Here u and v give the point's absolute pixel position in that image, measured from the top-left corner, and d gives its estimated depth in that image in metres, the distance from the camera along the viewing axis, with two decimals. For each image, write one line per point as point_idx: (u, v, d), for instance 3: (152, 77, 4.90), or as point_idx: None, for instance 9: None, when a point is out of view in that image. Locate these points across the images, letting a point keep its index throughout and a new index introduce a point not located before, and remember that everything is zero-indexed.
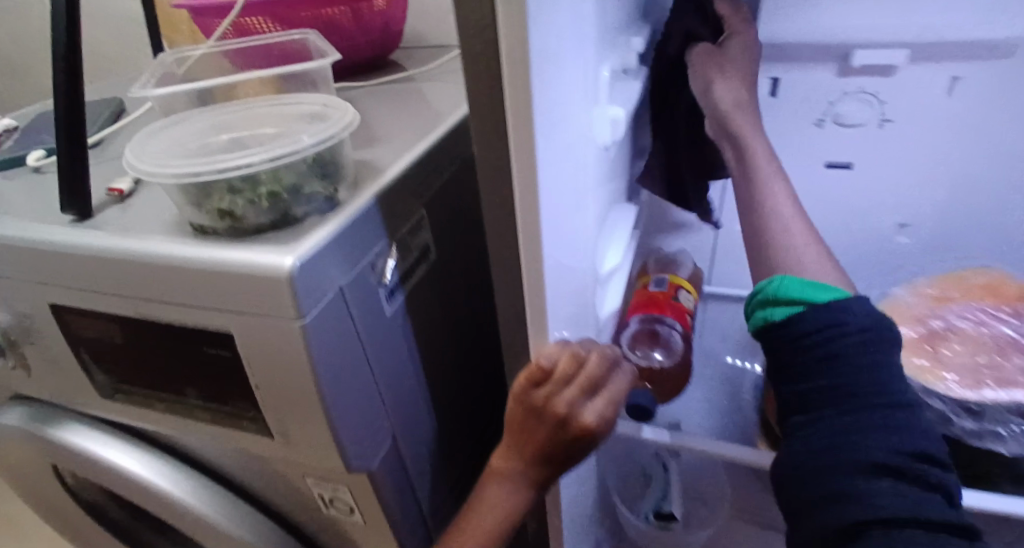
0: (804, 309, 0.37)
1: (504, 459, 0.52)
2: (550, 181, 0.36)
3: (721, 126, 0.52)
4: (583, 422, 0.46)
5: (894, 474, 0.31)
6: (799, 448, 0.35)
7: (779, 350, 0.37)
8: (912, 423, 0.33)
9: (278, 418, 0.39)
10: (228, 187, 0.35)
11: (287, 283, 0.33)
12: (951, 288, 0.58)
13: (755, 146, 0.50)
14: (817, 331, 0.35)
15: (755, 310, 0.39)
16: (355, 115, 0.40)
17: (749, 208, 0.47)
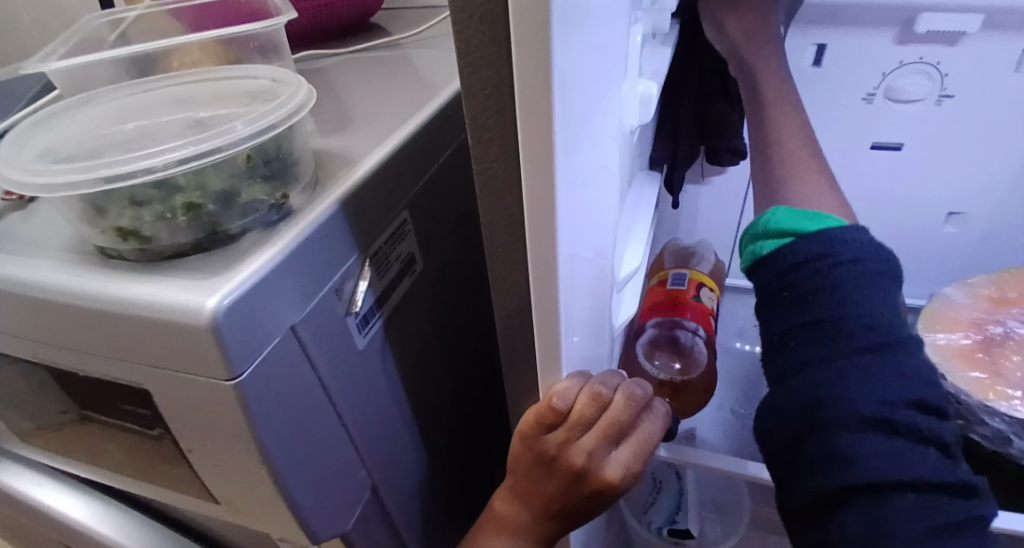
0: (794, 241, 0.34)
1: (506, 505, 0.43)
2: (572, 182, 0.29)
3: (738, 64, 0.45)
4: (604, 474, 0.38)
5: (885, 429, 0.29)
6: (782, 400, 0.32)
7: (769, 288, 0.34)
8: (903, 368, 0.30)
9: (221, 484, 0.32)
10: (132, 198, 0.26)
11: (209, 334, 0.24)
12: (1008, 287, 0.64)
13: (771, 86, 0.42)
14: (805, 261, 0.32)
15: (747, 245, 0.37)
16: (311, 93, 0.31)
17: (762, 159, 0.40)
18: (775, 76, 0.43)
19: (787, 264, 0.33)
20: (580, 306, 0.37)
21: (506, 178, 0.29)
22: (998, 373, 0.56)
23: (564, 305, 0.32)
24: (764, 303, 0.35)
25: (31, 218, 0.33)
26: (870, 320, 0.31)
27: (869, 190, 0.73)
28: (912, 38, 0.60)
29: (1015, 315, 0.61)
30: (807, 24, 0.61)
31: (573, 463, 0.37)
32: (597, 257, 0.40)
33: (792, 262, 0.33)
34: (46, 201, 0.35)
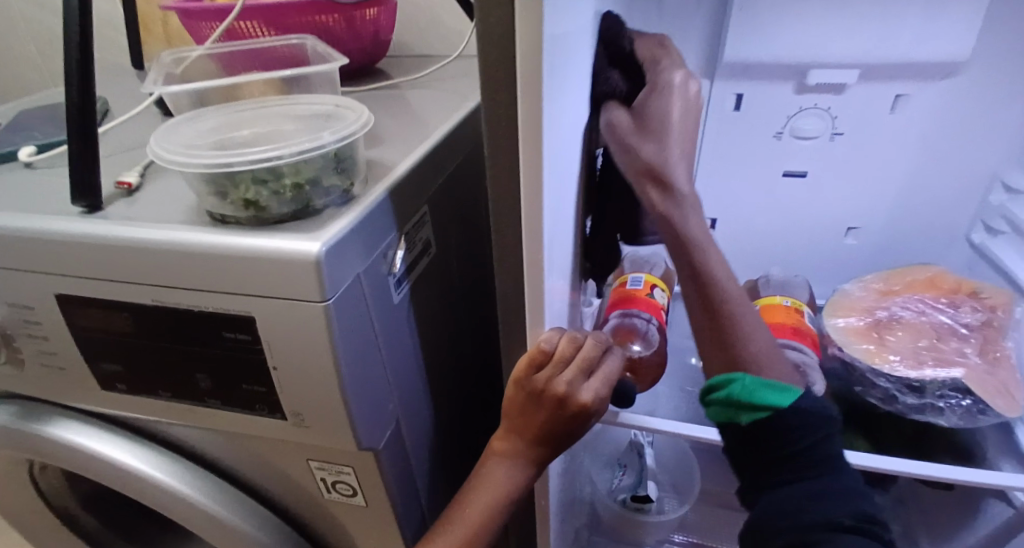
0: (769, 413, 0.46)
1: (504, 440, 0.55)
2: (554, 177, 0.42)
3: (665, 222, 0.48)
4: (580, 401, 0.49)
5: (855, 531, 0.42)
6: (776, 513, 0.44)
7: (756, 441, 0.47)
8: (860, 495, 0.44)
9: (292, 399, 0.42)
10: (255, 178, 0.38)
11: (314, 266, 0.36)
12: (895, 282, 0.79)
13: (705, 245, 0.48)
14: (785, 423, 0.46)
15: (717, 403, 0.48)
16: (369, 114, 0.43)
17: (715, 328, 0.48)
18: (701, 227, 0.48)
19: (775, 424, 0.46)
20: (559, 278, 0.50)
21: (508, 172, 0.42)
22: (882, 344, 0.71)
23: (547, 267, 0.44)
24: (748, 455, 0.48)
25: (140, 203, 0.43)
26: (831, 462, 0.46)
27: (789, 209, 0.89)
28: (807, 88, 0.77)
29: (898, 302, 0.76)
30: (729, 76, 0.78)
31: (558, 393, 0.49)
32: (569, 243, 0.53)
33: (778, 433, 0.46)
34: (145, 192, 0.45)
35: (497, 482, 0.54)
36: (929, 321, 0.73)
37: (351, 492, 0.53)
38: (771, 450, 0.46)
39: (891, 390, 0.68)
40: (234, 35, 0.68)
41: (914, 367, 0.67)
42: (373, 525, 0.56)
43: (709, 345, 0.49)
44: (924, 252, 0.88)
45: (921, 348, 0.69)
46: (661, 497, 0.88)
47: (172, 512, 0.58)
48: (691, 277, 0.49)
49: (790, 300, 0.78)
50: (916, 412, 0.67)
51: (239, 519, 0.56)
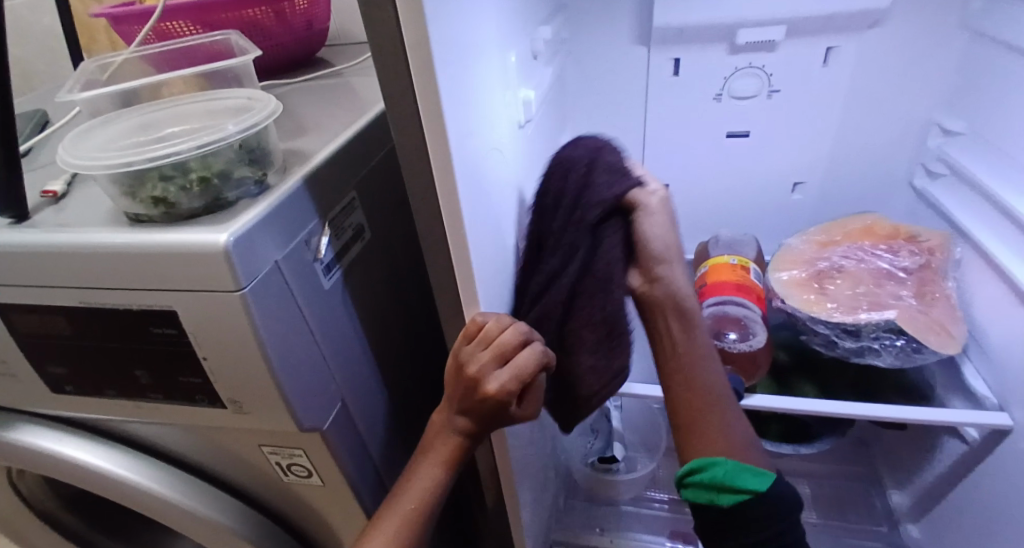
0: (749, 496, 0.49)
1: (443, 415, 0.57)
2: (463, 153, 0.43)
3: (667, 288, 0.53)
4: (487, 387, 0.50)
5: None
6: None
7: (732, 518, 0.50)
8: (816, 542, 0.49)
9: (228, 386, 0.44)
10: (161, 175, 0.39)
11: (225, 258, 0.37)
12: (835, 233, 0.81)
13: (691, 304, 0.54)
14: (762, 501, 0.49)
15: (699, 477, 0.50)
16: (278, 104, 0.44)
17: (700, 383, 0.52)
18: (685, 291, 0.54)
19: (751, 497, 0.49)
20: (489, 252, 0.51)
21: (418, 153, 0.42)
22: (822, 294, 0.73)
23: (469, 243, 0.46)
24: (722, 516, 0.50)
25: (66, 210, 0.44)
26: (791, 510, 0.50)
27: (736, 170, 0.90)
28: (739, 48, 0.78)
29: (838, 252, 0.78)
30: (665, 42, 0.80)
31: (472, 373, 0.50)
32: (498, 220, 0.54)
33: (755, 514, 0.49)
34: (72, 198, 0.46)
35: (436, 457, 0.57)
36: (868, 267, 0.75)
37: (306, 473, 0.55)
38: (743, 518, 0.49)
39: (830, 334, 0.70)
40: (164, 35, 0.68)
41: (850, 313, 0.70)
42: (335, 502, 0.58)
43: (693, 398, 0.52)
44: (870, 202, 0.90)
45: (859, 294, 0.72)
46: (632, 456, 0.92)
47: (137, 506, 0.59)
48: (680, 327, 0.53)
49: (737, 258, 0.80)
50: (855, 355, 0.70)
51: (204, 508, 0.57)
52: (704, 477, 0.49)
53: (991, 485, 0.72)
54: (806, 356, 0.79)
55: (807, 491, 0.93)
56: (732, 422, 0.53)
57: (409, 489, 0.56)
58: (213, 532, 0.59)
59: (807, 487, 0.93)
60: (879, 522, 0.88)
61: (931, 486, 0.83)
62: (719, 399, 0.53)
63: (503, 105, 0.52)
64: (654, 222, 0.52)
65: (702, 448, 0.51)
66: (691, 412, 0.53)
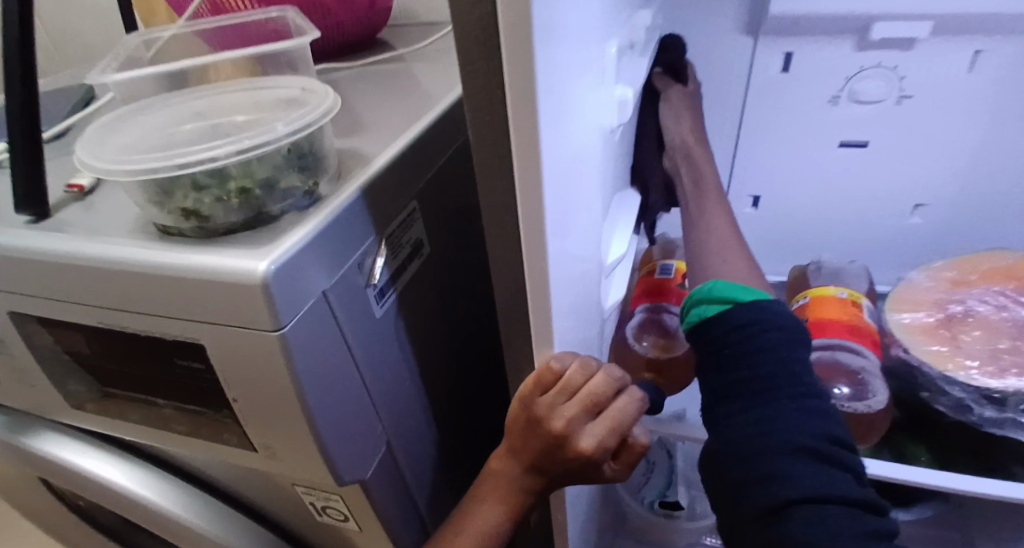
0: (731, 306, 0.42)
1: (503, 460, 0.50)
2: (555, 173, 0.34)
3: (684, 154, 0.58)
4: (579, 446, 0.43)
5: (814, 454, 0.36)
6: (727, 431, 0.39)
7: (713, 342, 0.42)
8: (824, 411, 0.38)
9: (261, 431, 0.38)
10: (194, 183, 0.32)
11: (262, 293, 0.30)
12: (968, 271, 0.69)
13: (706, 176, 0.57)
14: (744, 324, 0.40)
15: (690, 309, 0.44)
16: (336, 98, 0.37)
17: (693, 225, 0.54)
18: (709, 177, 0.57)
19: (733, 323, 0.40)
20: (569, 285, 0.43)
21: (500, 168, 0.34)
22: (955, 346, 0.62)
23: (553, 281, 0.37)
24: (703, 363, 0.43)
25: (91, 210, 0.38)
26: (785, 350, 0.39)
27: (843, 186, 0.79)
28: (869, 44, 0.66)
29: (974, 294, 0.66)
30: (775, 34, 0.68)
31: (556, 427, 0.43)
32: (580, 245, 0.45)
33: (739, 325, 0.40)
34: (101, 196, 0.40)
35: (495, 502, 0.50)
36: (1011, 318, 0.63)
37: (343, 517, 0.48)
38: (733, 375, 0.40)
39: (966, 398, 0.59)
40: (219, 8, 0.61)
41: (996, 375, 0.58)
42: (374, 547, 0.52)
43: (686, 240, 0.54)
44: (1002, 233, 0.76)
45: (1001, 351, 0.60)
46: (693, 497, 0.81)
47: (163, 530, 0.53)
48: (693, 192, 0.56)
49: (845, 290, 0.69)
50: (994, 428, 0.58)
51: (232, 540, 0.52)
52: (694, 299, 0.44)
53: None
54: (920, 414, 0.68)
55: None
56: (731, 236, 0.52)
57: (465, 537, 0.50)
58: None
59: None
60: None
61: None
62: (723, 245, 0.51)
63: (598, 107, 0.43)
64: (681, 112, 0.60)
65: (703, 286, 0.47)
66: (701, 253, 0.51)
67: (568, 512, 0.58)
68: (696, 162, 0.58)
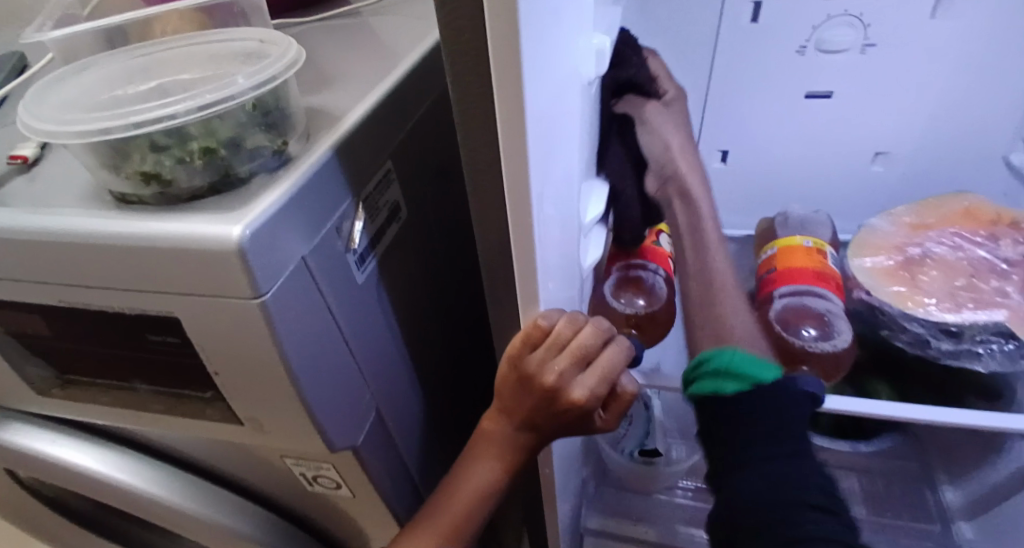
0: (748, 386, 0.44)
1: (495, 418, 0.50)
2: (540, 124, 0.33)
3: (675, 187, 0.56)
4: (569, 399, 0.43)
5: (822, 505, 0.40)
6: (742, 483, 0.42)
7: (724, 419, 0.45)
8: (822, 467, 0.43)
9: (246, 405, 0.37)
10: (151, 144, 0.30)
11: (239, 259, 0.28)
12: (928, 215, 0.71)
13: (702, 211, 0.55)
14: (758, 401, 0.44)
15: (701, 378, 0.47)
16: (299, 50, 0.35)
17: (699, 276, 0.53)
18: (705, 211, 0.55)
19: (748, 405, 0.44)
20: (553, 241, 0.42)
21: (481, 121, 0.33)
22: (915, 285, 0.64)
23: (540, 239, 0.37)
24: (711, 437, 0.46)
25: (39, 181, 0.35)
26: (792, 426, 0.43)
27: (809, 136, 0.80)
28: None
29: (931, 237, 0.68)
30: None
31: (548, 381, 0.43)
32: (563, 204, 0.45)
33: (752, 410, 0.44)
34: (48, 166, 0.37)
35: (489, 460, 0.50)
36: (966, 258, 0.65)
37: (335, 485, 0.48)
38: (735, 438, 0.44)
39: (926, 333, 0.61)
40: None
41: (953, 309, 0.61)
42: (366, 513, 0.52)
43: (690, 291, 0.53)
44: (959, 177, 0.79)
45: (959, 289, 0.62)
46: (670, 445, 0.81)
47: (144, 513, 0.52)
48: (691, 235, 0.54)
49: (811, 239, 0.70)
50: (952, 359, 0.61)
51: (219, 518, 0.51)
52: (709, 365, 0.45)
53: None
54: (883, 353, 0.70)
55: (857, 486, 0.81)
56: (735, 284, 0.53)
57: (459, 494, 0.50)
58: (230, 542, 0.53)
59: (857, 481, 0.81)
60: (933, 521, 0.79)
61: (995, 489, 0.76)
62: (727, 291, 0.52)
63: (577, 57, 0.42)
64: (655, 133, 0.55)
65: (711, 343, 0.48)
66: (710, 305, 0.51)
67: (556, 466, 0.58)
68: (688, 194, 0.55)
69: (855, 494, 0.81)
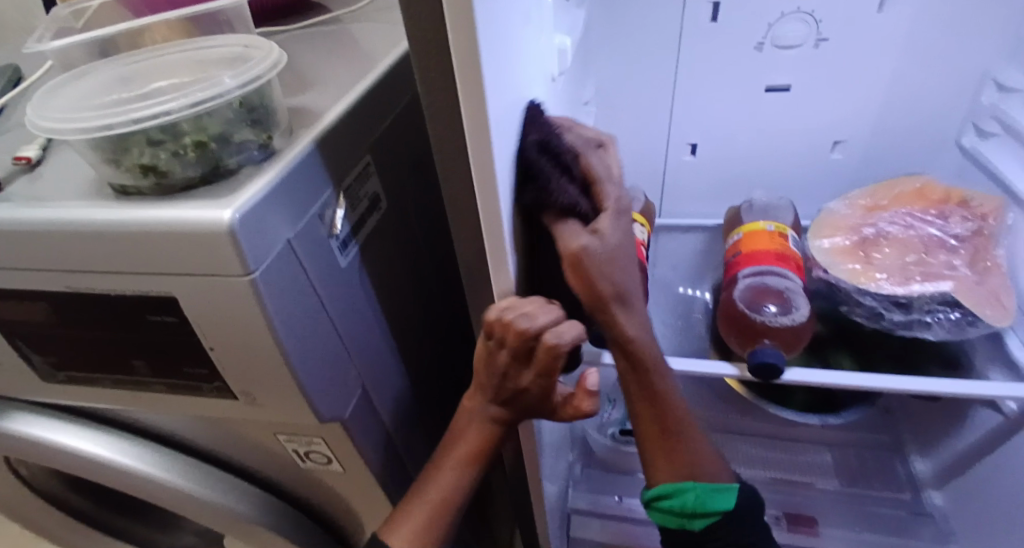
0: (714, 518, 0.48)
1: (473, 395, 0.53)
2: (501, 114, 0.37)
3: (620, 347, 0.45)
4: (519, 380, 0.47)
5: None
6: None
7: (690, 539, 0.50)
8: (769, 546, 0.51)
9: (240, 379, 0.40)
10: (148, 139, 0.33)
11: (230, 239, 0.32)
12: (883, 197, 0.76)
13: (649, 355, 0.46)
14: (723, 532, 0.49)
15: (665, 505, 0.49)
16: (280, 52, 0.38)
17: (650, 425, 0.48)
18: (652, 348, 0.47)
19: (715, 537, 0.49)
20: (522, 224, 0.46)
21: (446, 112, 0.37)
22: (869, 263, 0.68)
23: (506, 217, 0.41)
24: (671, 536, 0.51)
25: (43, 180, 0.38)
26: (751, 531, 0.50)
27: (772, 128, 0.84)
28: None
29: (885, 217, 0.72)
30: None
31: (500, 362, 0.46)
32: None
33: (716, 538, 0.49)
34: (51, 167, 0.40)
35: (467, 441, 0.54)
36: (917, 235, 0.70)
37: (326, 460, 0.51)
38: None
39: (879, 306, 0.65)
40: None
41: (902, 284, 0.65)
42: (357, 487, 0.55)
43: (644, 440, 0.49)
44: (913, 161, 0.84)
45: (909, 264, 0.67)
46: None
47: (145, 497, 0.55)
48: (639, 382, 0.47)
49: (773, 223, 0.74)
50: (905, 329, 0.65)
51: (217, 497, 0.54)
52: (675, 504, 0.48)
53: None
54: (845, 327, 0.74)
55: (830, 460, 0.85)
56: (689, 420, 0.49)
57: (436, 480, 0.54)
58: (229, 521, 0.56)
59: (830, 455, 0.85)
60: (904, 491, 0.83)
61: (963, 455, 0.79)
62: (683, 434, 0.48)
63: (538, 54, 0.46)
64: (609, 272, 0.42)
65: (664, 475, 0.49)
66: (661, 450, 0.48)
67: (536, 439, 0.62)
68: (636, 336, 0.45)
69: (828, 467, 0.85)
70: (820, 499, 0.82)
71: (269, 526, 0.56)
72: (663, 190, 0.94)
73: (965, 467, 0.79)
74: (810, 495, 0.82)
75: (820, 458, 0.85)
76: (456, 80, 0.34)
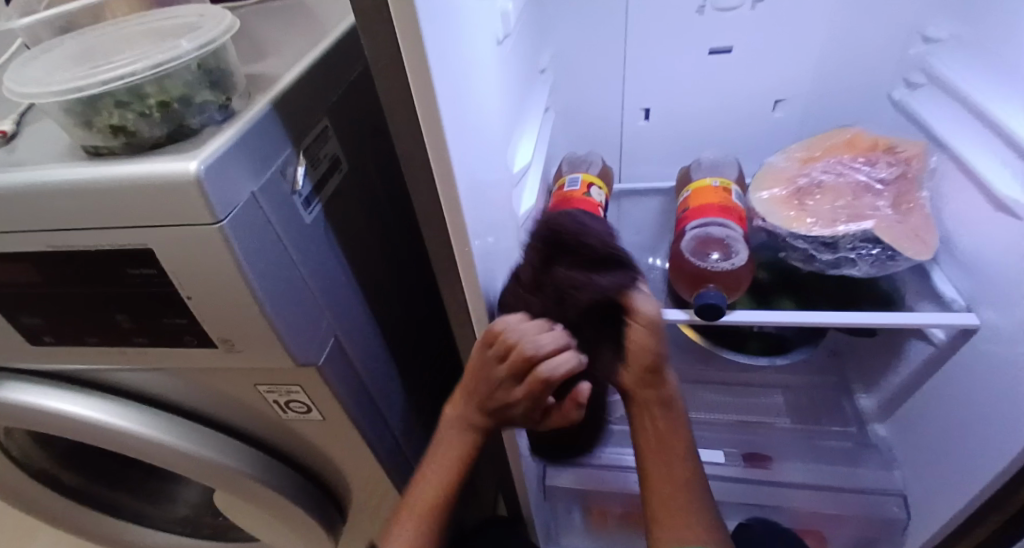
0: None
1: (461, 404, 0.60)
2: (445, 71, 0.41)
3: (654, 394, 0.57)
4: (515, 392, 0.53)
5: None
6: None
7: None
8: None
9: (217, 326, 0.43)
10: (115, 101, 0.36)
11: (197, 189, 0.35)
12: (816, 148, 0.81)
13: (673, 413, 0.58)
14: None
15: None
16: (233, 19, 0.41)
17: (668, 478, 0.57)
18: (673, 411, 0.58)
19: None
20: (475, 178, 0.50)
21: (394, 71, 0.40)
22: (803, 209, 0.74)
23: (455, 165, 0.45)
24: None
25: (20, 149, 0.41)
26: None
27: (718, 90, 0.89)
28: None
29: (818, 167, 0.78)
30: None
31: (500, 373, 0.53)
32: (484, 147, 0.52)
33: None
34: (25, 138, 0.43)
35: (454, 448, 0.61)
36: (846, 181, 0.76)
37: (306, 408, 0.55)
38: None
39: (811, 248, 0.71)
40: None
41: (828, 225, 0.71)
42: (336, 434, 0.59)
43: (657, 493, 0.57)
44: (848, 116, 0.89)
45: (840, 208, 0.72)
46: None
47: (137, 456, 0.58)
48: (661, 440, 0.57)
49: (719, 179, 0.79)
50: (835, 268, 0.72)
51: (204, 450, 0.57)
52: None
53: (957, 383, 0.75)
54: (788, 272, 0.79)
55: (783, 401, 0.93)
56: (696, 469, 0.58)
57: (426, 485, 0.61)
58: (218, 475, 0.59)
59: (782, 396, 0.94)
60: (850, 425, 0.91)
61: (902, 387, 0.85)
62: (690, 479, 0.57)
63: (481, 19, 0.49)
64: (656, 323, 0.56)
65: (671, 520, 0.56)
66: (671, 498, 0.57)
67: None
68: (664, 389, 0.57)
69: (783, 407, 0.93)
70: (779, 436, 0.89)
71: (256, 477, 0.60)
72: (621, 156, 0.98)
73: (904, 397, 0.86)
74: (769, 432, 0.89)
75: (774, 399, 0.93)
76: (398, 36, 0.37)
